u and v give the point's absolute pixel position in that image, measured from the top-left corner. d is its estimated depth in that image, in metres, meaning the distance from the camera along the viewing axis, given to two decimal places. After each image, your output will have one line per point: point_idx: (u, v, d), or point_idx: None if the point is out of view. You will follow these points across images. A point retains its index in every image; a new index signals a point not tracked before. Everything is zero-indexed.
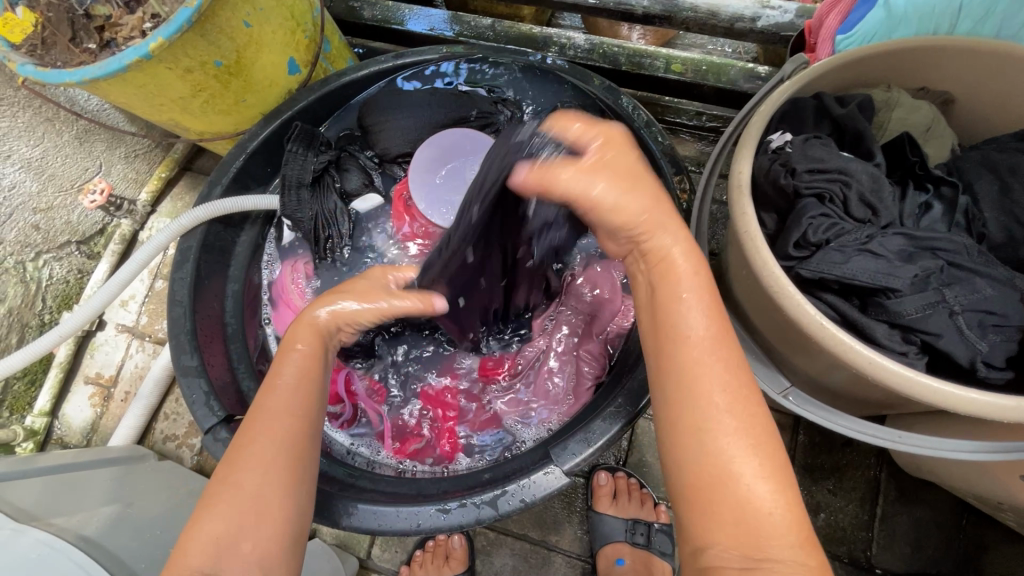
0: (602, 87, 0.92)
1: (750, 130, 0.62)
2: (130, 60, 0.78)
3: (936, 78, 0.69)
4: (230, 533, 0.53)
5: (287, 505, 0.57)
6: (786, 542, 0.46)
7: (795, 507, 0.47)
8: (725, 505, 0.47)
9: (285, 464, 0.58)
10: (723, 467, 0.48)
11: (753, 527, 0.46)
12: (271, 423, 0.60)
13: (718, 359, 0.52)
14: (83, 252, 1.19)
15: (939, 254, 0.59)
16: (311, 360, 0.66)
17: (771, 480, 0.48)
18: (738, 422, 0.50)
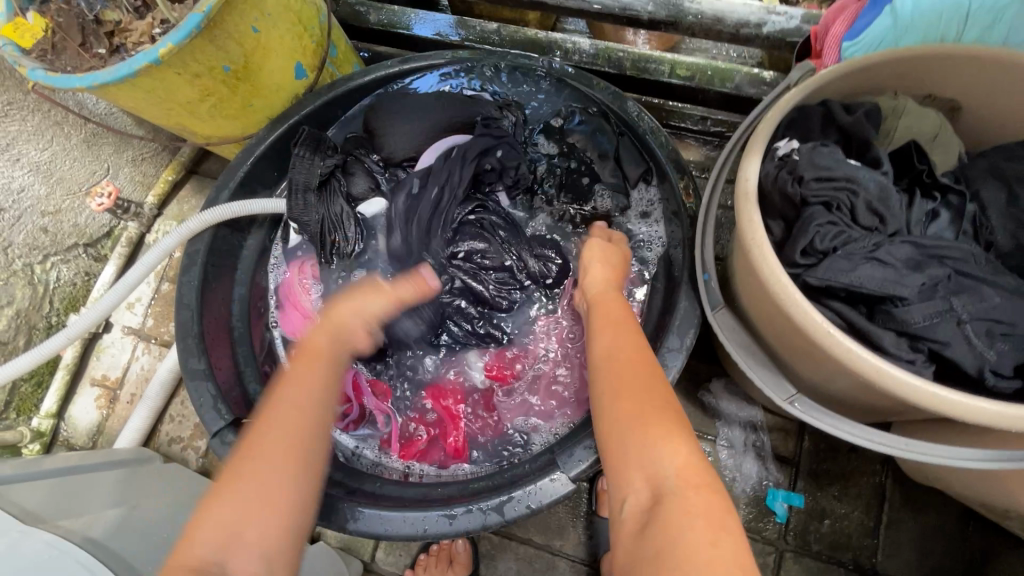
0: (606, 91, 0.93)
1: (757, 137, 0.62)
2: (140, 66, 0.79)
3: (943, 86, 0.69)
4: (231, 529, 0.54)
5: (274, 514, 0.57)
6: (672, 479, 0.51)
7: (695, 463, 0.52)
8: (630, 458, 0.54)
9: (287, 471, 0.58)
10: (628, 431, 0.56)
11: (647, 472, 0.53)
12: (278, 418, 0.61)
13: (629, 355, 0.65)
14: (90, 254, 1.20)
15: (946, 262, 0.59)
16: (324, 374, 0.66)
17: (670, 434, 0.54)
18: (651, 396, 0.59)
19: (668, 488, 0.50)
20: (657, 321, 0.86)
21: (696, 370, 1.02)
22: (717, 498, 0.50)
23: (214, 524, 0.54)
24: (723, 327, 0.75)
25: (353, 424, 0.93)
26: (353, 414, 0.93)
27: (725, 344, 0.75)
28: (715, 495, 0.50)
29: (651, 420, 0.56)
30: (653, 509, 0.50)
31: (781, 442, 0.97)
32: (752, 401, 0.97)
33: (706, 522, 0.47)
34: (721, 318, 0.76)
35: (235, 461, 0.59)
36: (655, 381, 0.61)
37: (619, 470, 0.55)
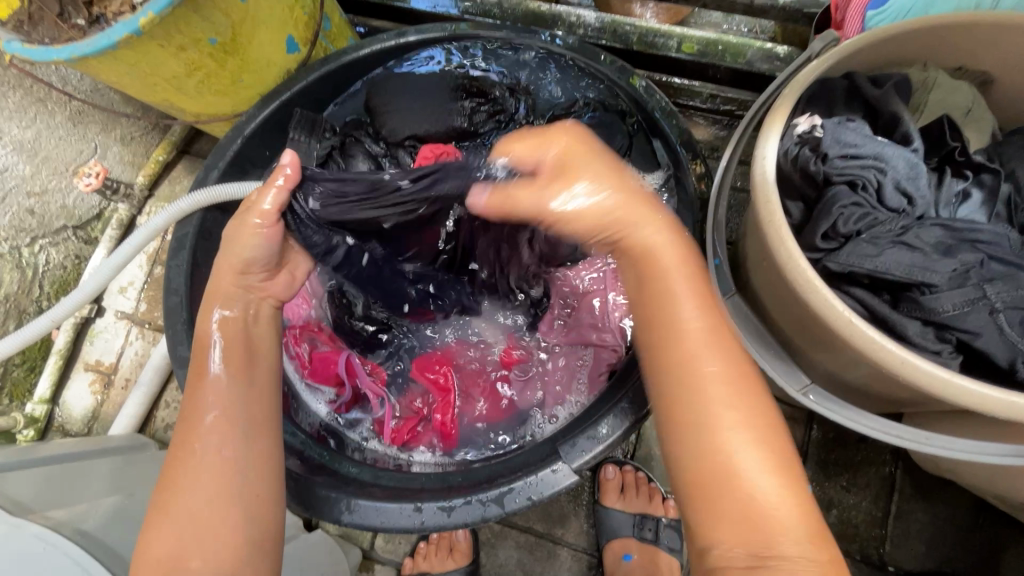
0: (612, 65, 0.88)
1: (775, 112, 0.58)
2: (121, 37, 0.74)
3: (977, 58, 0.64)
4: (199, 537, 0.58)
5: (258, 508, 0.61)
6: (780, 512, 0.52)
7: (774, 459, 0.54)
8: (709, 473, 0.54)
9: (220, 468, 0.61)
10: (706, 431, 0.55)
11: (740, 504, 0.52)
12: (212, 430, 0.63)
13: (687, 312, 0.58)
14: (80, 237, 1.16)
15: (978, 246, 0.55)
16: (246, 362, 0.67)
17: (752, 429, 0.55)
18: (721, 377, 0.56)
19: (758, 498, 0.52)
20: None
21: None
22: (797, 489, 0.54)
23: (178, 529, 0.58)
24: (735, 313, 0.72)
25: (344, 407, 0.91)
26: (345, 396, 0.91)
27: (736, 330, 0.72)
28: (812, 514, 0.53)
29: (745, 431, 0.54)
30: (755, 529, 0.52)
31: (789, 431, 0.95)
32: (760, 390, 0.94)
33: (796, 526, 0.52)
34: (732, 304, 0.73)
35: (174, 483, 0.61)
36: (711, 339, 0.57)
37: (693, 483, 0.55)
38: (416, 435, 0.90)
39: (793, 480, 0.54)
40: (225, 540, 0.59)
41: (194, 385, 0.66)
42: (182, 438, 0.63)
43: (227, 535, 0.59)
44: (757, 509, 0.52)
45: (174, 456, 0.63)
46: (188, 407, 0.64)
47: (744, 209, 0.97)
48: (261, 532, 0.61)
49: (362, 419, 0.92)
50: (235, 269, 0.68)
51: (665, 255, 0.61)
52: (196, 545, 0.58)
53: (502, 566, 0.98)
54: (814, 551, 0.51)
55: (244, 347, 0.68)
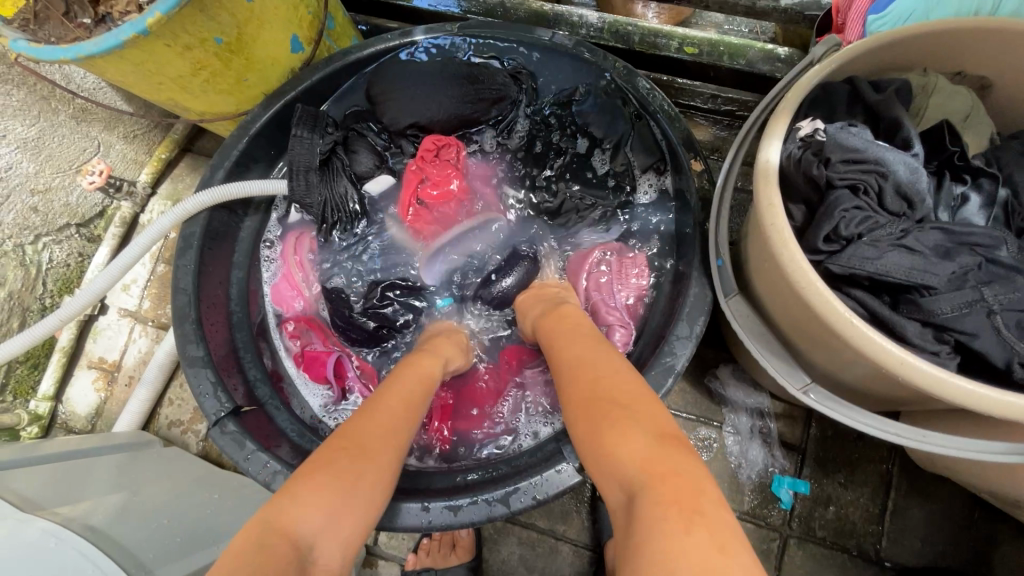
0: (617, 67, 0.89)
1: (778, 116, 0.59)
2: (128, 37, 0.75)
3: (976, 62, 0.65)
4: (331, 510, 0.51)
5: (371, 493, 0.56)
6: (642, 470, 0.48)
7: (677, 449, 0.49)
8: (606, 447, 0.52)
9: (394, 474, 0.57)
10: (598, 409, 0.56)
11: (611, 461, 0.51)
12: (371, 419, 0.61)
13: (597, 358, 0.64)
14: (83, 235, 1.17)
15: (977, 249, 0.56)
16: (410, 397, 0.67)
17: (646, 419, 0.53)
18: (611, 371, 0.61)
19: (641, 471, 0.48)
20: (666, 309, 0.84)
21: (703, 356, 1.00)
22: (709, 481, 0.47)
23: (324, 514, 0.51)
24: (736, 313, 0.74)
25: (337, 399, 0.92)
26: (337, 390, 0.92)
27: (737, 331, 0.73)
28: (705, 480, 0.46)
29: (620, 409, 0.55)
30: (633, 497, 0.47)
31: (787, 429, 0.96)
32: (759, 388, 0.95)
33: (689, 499, 0.44)
34: (734, 305, 0.74)
35: (337, 460, 0.55)
36: (618, 371, 0.61)
37: (594, 464, 0.53)
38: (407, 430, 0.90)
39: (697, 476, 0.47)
40: (342, 509, 0.52)
41: (376, 397, 0.65)
42: (359, 433, 0.59)
43: (317, 523, 0.50)
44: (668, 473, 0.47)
45: (350, 439, 0.58)
46: (368, 404, 0.64)
47: (744, 209, 0.98)
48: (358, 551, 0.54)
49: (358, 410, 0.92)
50: (419, 380, 0.71)
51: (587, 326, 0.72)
52: (339, 507, 0.52)
53: (504, 562, 0.99)
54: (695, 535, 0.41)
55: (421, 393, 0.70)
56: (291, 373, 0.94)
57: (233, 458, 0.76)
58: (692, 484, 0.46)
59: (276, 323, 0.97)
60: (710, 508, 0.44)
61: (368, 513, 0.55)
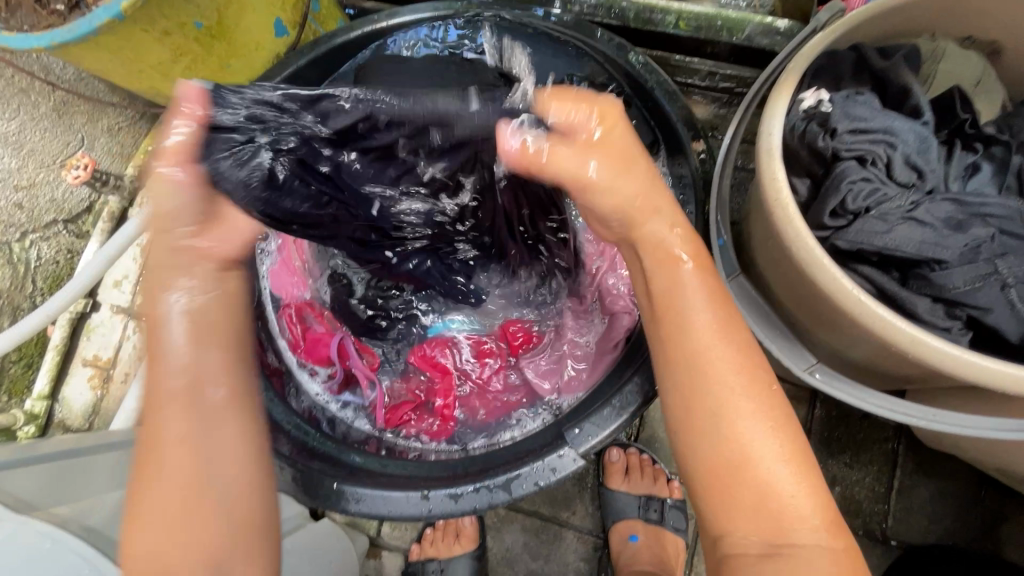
0: (611, 43, 0.86)
1: (780, 90, 0.57)
2: (102, 22, 0.72)
3: (986, 25, 0.63)
4: (166, 548, 0.51)
5: (238, 500, 0.54)
6: (783, 485, 0.52)
7: (807, 469, 0.53)
8: (728, 469, 0.53)
9: (187, 458, 0.52)
10: (725, 425, 0.53)
11: (752, 485, 0.52)
12: (172, 412, 0.52)
13: (727, 357, 0.54)
14: (70, 231, 1.11)
15: (990, 221, 0.55)
16: (202, 337, 0.54)
17: (765, 428, 0.53)
18: (730, 362, 0.54)
19: (773, 493, 0.51)
20: None
21: None
22: (811, 478, 0.53)
23: (151, 541, 0.51)
24: (739, 294, 0.72)
25: (338, 387, 0.91)
26: (339, 376, 0.90)
27: (740, 313, 0.71)
28: (817, 485, 0.53)
29: (755, 418, 0.53)
30: (751, 510, 0.52)
31: (792, 410, 0.95)
32: (763, 369, 0.94)
33: (811, 511, 0.52)
34: (736, 285, 0.72)
35: (147, 474, 0.52)
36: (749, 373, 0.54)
37: (699, 482, 0.55)
38: (414, 417, 0.91)
39: (811, 479, 0.53)
40: (198, 530, 0.52)
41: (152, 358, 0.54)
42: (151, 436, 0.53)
43: (214, 533, 0.52)
44: (768, 491, 0.52)
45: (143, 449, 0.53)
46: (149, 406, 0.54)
47: (745, 187, 0.96)
48: (253, 524, 0.55)
49: (357, 403, 0.91)
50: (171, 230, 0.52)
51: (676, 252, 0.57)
52: (190, 544, 0.51)
53: (508, 550, 0.98)
54: (833, 538, 0.51)
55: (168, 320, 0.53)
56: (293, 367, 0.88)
57: None
58: (812, 488, 0.52)
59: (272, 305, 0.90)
60: (827, 519, 0.52)
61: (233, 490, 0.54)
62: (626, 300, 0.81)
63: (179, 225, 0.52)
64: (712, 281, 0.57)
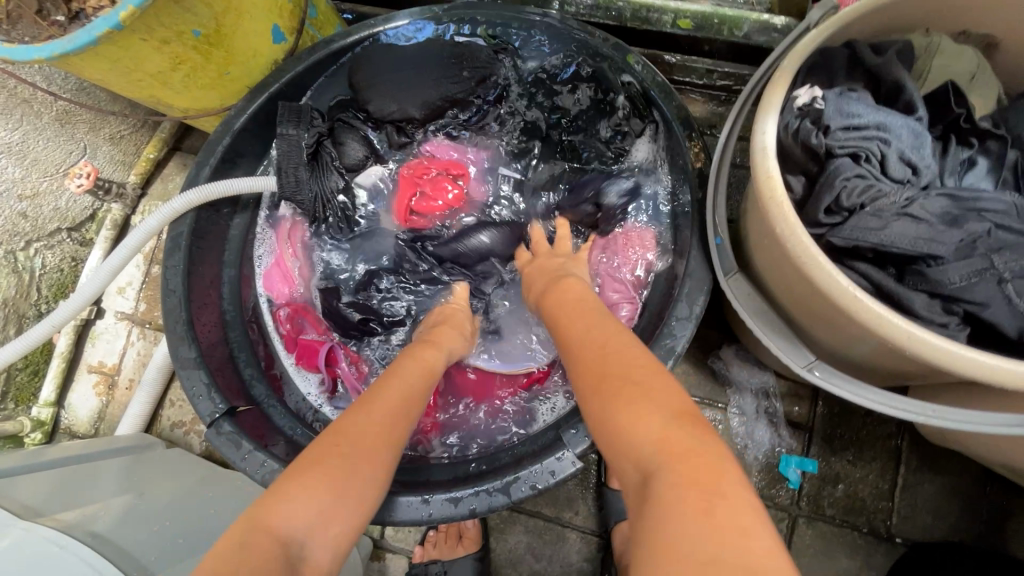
0: (607, 43, 0.86)
1: (774, 87, 0.56)
2: (101, 33, 0.72)
3: (982, 19, 0.63)
4: (328, 507, 0.51)
5: (374, 485, 0.55)
6: (648, 434, 0.46)
7: (681, 417, 0.47)
8: (612, 425, 0.49)
9: (374, 436, 0.57)
10: (599, 387, 0.54)
11: (624, 438, 0.47)
12: (374, 407, 0.60)
13: (628, 343, 0.59)
14: (74, 239, 1.15)
15: (986, 216, 0.54)
16: (399, 371, 0.68)
17: (650, 396, 0.49)
18: (598, 345, 0.59)
19: (644, 445, 0.45)
20: (666, 289, 0.82)
21: (707, 338, 0.98)
22: (710, 446, 0.44)
23: (327, 502, 0.51)
24: (736, 293, 0.72)
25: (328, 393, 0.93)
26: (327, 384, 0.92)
27: (738, 310, 0.71)
28: (708, 439, 0.45)
29: (621, 374, 0.53)
30: (643, 474, 0.44)
31: (794, 408, 0.95)
32: (763, 367, 0.94)
33: (683, 470, 0.42)
34: (734, 283, 0.72)
35: (348, 453, 0.55)
36: (632, 353, 0.57)
37: (606, 447, 0.50)
38: None
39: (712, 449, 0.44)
40: (350, 506, 0.52)
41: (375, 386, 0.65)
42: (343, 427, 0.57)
43: (349, 520, 0.52)
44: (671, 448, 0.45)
45: (312, 455, 0.54)
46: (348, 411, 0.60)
47: (743, 186, 0.96)
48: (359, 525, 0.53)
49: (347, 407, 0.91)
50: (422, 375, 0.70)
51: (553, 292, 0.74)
52: (319, 525, 0.50)
53: (511, 551, 0.99)
54: (696, 502, 0.39)
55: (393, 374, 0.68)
56: (288, 370, 0.94)
57: (231, 458, 0.75)
58: (699, 445, 0.44)
59: (269, 310, 0.96)
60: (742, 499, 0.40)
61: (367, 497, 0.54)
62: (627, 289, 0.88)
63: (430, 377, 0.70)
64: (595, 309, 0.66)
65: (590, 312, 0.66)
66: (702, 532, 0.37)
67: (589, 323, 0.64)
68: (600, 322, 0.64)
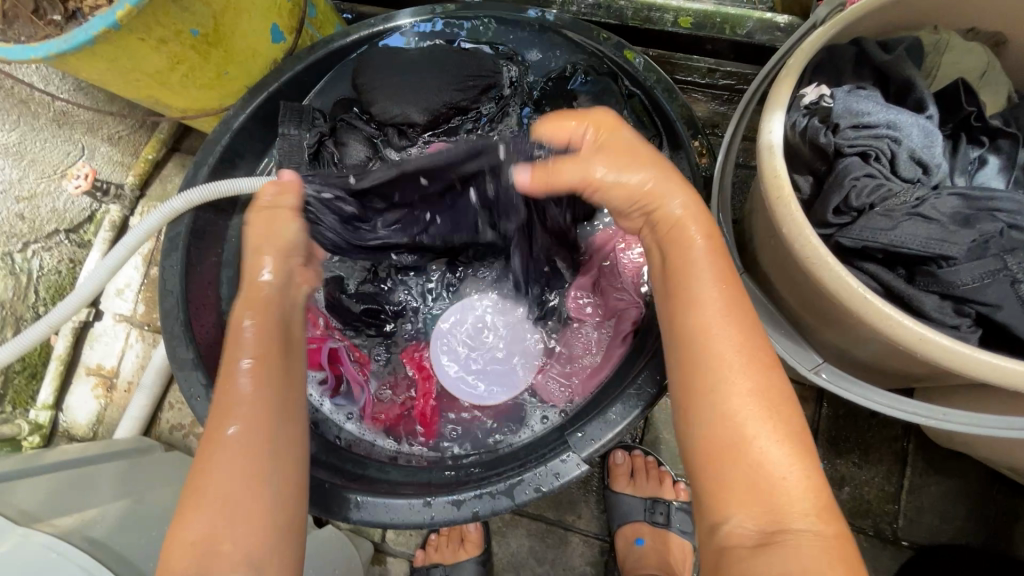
0: (609, 43, 0.85)
1: (782, 85, 0.56)
2: (98, 32, 0.71)
3: (990, 16, 0.62)
4: (227, 523, 0.54)
5: (286, 493, 0.58)
6: (792, 497, 0.49)
7: (811, 477, 0.51)
8: (745, 475, 0.51)
9: (244, 453, 0.57)
10: (732, 412, 0.53)
11: (768, 490, 0.50)
12: (240, 411, 0.59)
13: (733, 340, 0.55)
14: (72, 240, 1.14)
15: (998, 215, 0.53)
16: (285, 344, 0.66)
17: (783, 445, 0.51)
18: (730, 337, 0.55)
19: (782, 508, 0.49)
20: None
21: None
22: (833, 515, 0.50)
23: (210, 519, 0.54)
24: (742, 294, 0.71)
25: (330, 393, 0.90)
26: (329, 383, 0.90)
27: None
28: (828, 507, 0.50)
29: (751, 407, 0.53)
30: (772, 530, 0.49)
31: (799, 410, 0.94)
32: None
33: (822, 548, 0.47)
34: (740, 284, 0.71)
35: (202, 475, 0.56)
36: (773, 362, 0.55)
37: (712, 483, 0.53)
38: (401, 420, 0.90)
39: (834, 518, 0.50)
40: (259, 520, 0.55)
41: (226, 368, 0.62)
42: (213, 430, 0.58)
43: (259, 526, 0.55)
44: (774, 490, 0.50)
45: (200, 446, 0.58)
46: (214, 413, 0.59)
47: (748, 185, 0.95)
48: (289, 522, 0.58)
49: (348, 406, 0.91)
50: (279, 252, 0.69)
51: (689, 227, 0.62)
52: (215, 558, 0.52)
53: (513, 555, 0.98)
54: (840, 571, 0.45)
55: (280, 342, 0.65)
56: None
57: None
58: (828, 512, 0.49)
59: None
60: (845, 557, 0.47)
61: (270, 515, 0.56)
62: (629, 296, 0.84)
63: (272, 304, 0.66)
64: (724, 267, 0.59)
65: (733, 285, 0.59)
66: None
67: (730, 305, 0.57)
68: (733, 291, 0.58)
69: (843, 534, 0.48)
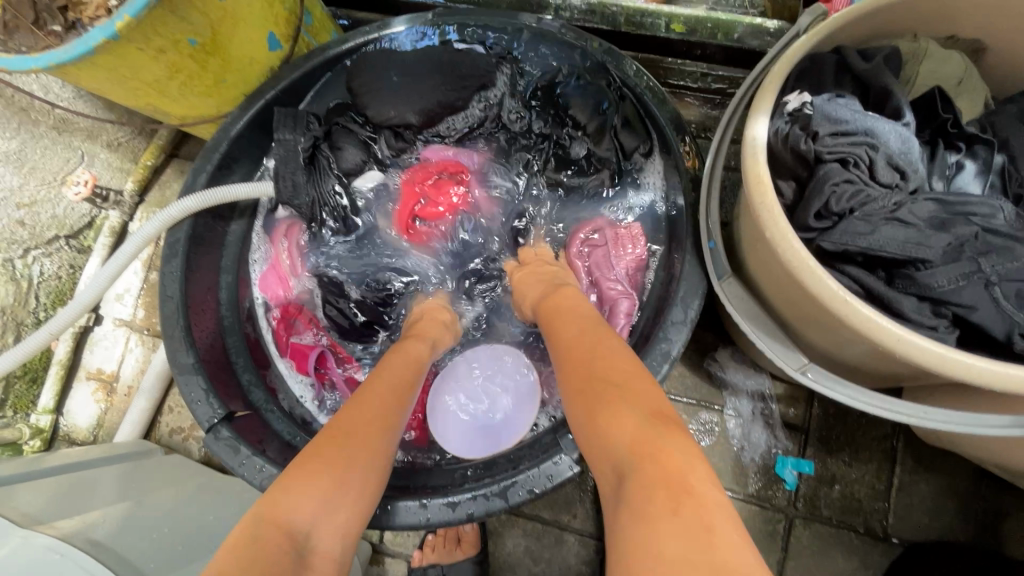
0: (601, 50, 0.86)
1: (764, 93, 0.57)
2: (97, 42, 0.73)
3: (968, 24, 0.64)
4: (316, 523, 0.51)
5: (358, 520, 0.55)
6: (691, 467, 0.45)
7: (698, 452, 0.47)
8: (635, 452, 0.47)
9: (366, 470, 0.56)
10: (603, 393, 0.55)
11: (647, 462, 0.46)
12: (358, 419, 0.60)
13: (618, 351, 0.61)
14: (72, 245, 1.13)
15: (975, 220, 0.55)
16: (397, 385, 0.67)
17: (656, 418, 0.50)
18: (603, 345, 0.62)
19: (684, 479, 0.44)
20: (661, 293, 0.83)
21: (702, 340, 0.98)
22: (739, 508, 0.44)
23: (307, 509, 0.51)
24: (730, 296, 0.72)
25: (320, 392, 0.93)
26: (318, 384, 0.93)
27: (732, 313, 0.72)
28: (734, 498, 0.44)
29: (630, 389, 0.54)
30: (667, 508, 0.43)
31: (790, 409, 0.95)
32: (759, 369, 0.94)
33: (733, 515, 0.42)
34: (727, 287, 0.73)
35: (337, 468, 0.54)
36: (634, 364, 0.58)
37: (609, 471, 0.49)
38: None
39: (739, 505, 0.43)
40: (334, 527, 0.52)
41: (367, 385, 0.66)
42: (345, 430, 0.58)
43: (330, 535, 0.51)
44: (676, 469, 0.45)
45: (334, 429, 0.58)
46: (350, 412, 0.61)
47: (738, 189, 0.97)
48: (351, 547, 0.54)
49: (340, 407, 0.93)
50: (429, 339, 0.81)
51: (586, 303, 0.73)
52: (313, 534, 0.50)
53: (510, 555, 0.99)
54: (741, 537, 0.40)
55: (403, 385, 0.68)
56: (280, 372, 0.94)
57: (229, 464, 0.75)
58: (727, 497, 0.44)
59: (265, 313, 0.98)
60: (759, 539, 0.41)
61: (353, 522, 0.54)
62: (622, 285, 0.89)
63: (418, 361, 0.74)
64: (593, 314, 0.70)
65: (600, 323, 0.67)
66: (760, 568, 0.39)
67: (590, 331, 0.65)
68: (590, 319, 0.68)
69: (751, 528, 0.42)
